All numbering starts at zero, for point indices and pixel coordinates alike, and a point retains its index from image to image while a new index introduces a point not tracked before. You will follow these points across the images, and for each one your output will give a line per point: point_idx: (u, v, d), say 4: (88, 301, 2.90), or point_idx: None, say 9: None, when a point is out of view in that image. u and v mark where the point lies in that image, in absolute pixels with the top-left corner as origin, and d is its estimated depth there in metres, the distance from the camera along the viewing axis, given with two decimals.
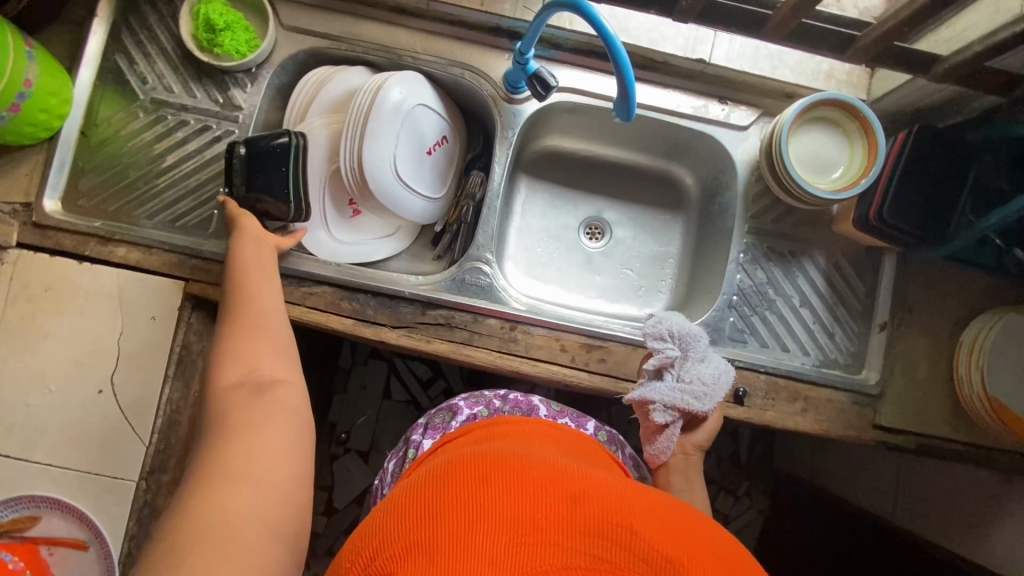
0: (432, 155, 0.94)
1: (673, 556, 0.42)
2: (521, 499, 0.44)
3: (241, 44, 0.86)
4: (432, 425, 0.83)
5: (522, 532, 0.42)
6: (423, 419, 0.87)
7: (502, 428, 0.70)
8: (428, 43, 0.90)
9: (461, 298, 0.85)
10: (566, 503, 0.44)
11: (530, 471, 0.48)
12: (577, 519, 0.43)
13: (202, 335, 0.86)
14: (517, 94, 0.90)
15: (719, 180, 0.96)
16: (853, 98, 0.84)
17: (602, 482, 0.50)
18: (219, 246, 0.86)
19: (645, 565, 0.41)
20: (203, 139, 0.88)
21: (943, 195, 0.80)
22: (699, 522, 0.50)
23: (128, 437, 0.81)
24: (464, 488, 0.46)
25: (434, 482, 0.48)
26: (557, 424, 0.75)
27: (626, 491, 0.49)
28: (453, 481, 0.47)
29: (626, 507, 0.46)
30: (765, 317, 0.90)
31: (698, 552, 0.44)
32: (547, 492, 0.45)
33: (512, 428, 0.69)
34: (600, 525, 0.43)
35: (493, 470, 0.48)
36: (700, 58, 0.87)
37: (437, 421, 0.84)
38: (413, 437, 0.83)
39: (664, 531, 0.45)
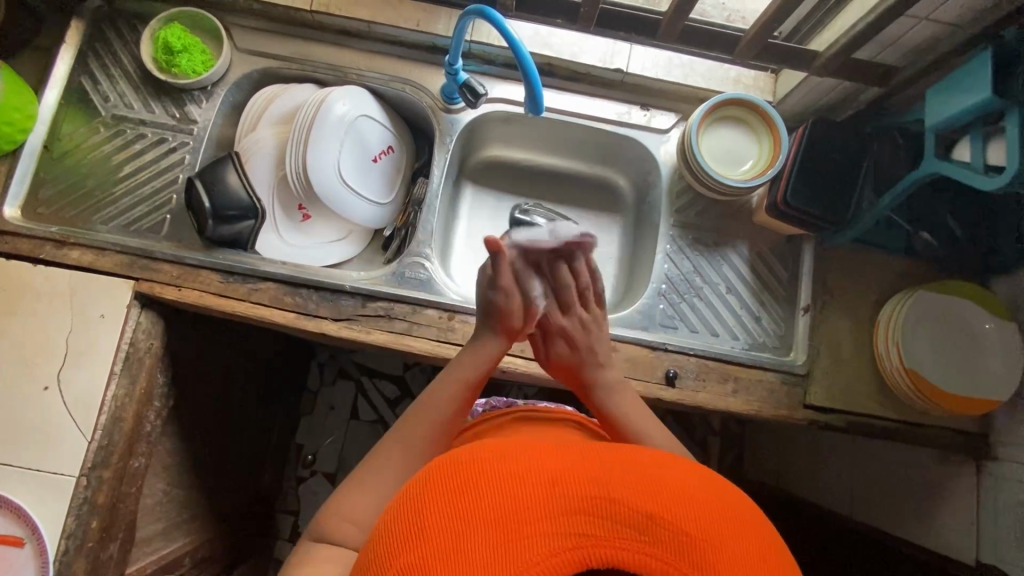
0: (378, 162, 1.00)
1: (656, 512, 0.40)
2: (497, 495, 0.40)
3: (197, 64, 0.94)
4: None
5: (507, 534, 0.38)
6: None
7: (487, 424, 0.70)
8: (371, 61, 0.98)
9: (401, 290, 0.90)
10: (542, 484, 0.41)
11: (503, 457, 0.43)
12: (555, 500, 0.40)
13: (152, 333, 0.90)
14: (453, 104, 0.97)
15: (647, 181, 1.03)
16: (758, 99, 0.93)
17: (576, 445, 0.46)
18: (170, 247, 0.90)
19: (628, 529, 0.39)
20: (159, 150, 0.94)
21: (843, 180, 0.87)
22: (677, 460, 0.47)
23: (70, 433, 0.83)
24: (436, 495, 0.41)
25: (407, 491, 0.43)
26: (545, 409, 0.76)
27: (600, 449, 0.46)
28: (422, 488, 0.43)
29: (602, 470, 0.43)
30: (694, 304, 0.95)
31: (679, 495, 0.42)
32: (521, 477, 0.41)
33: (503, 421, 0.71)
34: (580, 501, 0.40)
35: (463, 465, 0.43)
36: (618, 68, 0.95)
37: None
38: None
39: (643, 484, 0.42)
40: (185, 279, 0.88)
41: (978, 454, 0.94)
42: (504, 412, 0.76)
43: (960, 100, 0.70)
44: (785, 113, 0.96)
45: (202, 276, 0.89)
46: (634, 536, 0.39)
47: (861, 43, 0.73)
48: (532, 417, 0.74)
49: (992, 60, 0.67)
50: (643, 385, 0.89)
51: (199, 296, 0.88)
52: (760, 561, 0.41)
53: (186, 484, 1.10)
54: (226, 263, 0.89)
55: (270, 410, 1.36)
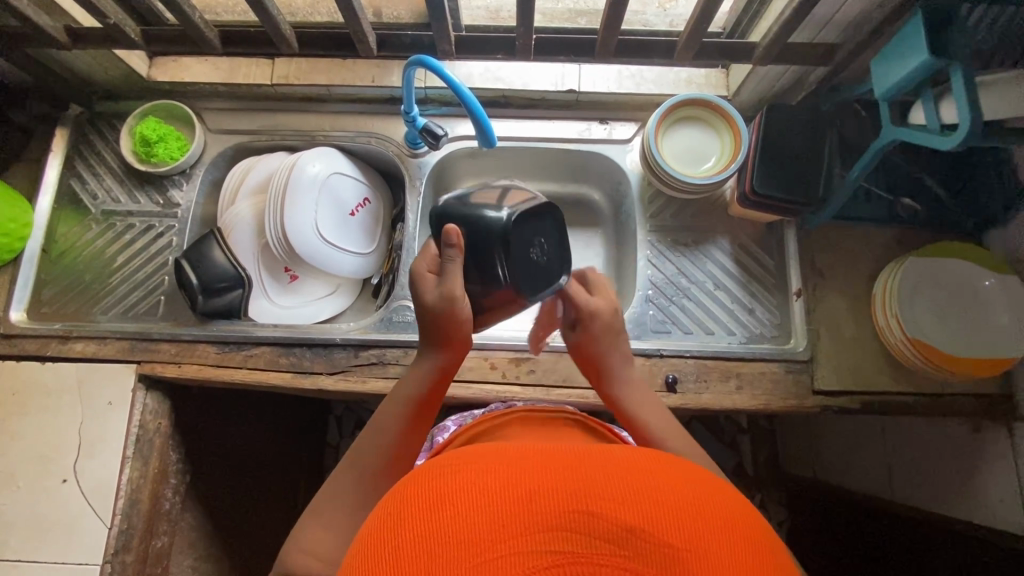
0: (356, 216, 1.03)
1: (639, 525, 0.37)
2: (473, 511, 0.38)
3: (174, 151, 0.99)
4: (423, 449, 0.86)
5: (479, 553, 0.36)
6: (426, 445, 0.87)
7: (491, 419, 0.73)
8: (336, 121, 1.03)
9: (390, 335, 0.91)
10: (520, 499, 0.39)
11: (482, 471, 0.41)
12: (534, 516, 0.38)
13: (159, 413, 0.92)
14: (418, 149, 1.01)
15: (619, 190, 1.04)
16: (714, 96, 0.93)
17: (563, 454, 0.44)
18: (167, 327, 0.94)
19: (609, 545, 0.37)
20: (148, 236, 0.99)
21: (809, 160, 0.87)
22: (673, 466, 0.44)
23: (90, 521, 0.85)
24: (411, 513, 0.39)
25: (386, 508, 0.42)
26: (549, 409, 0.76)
27: (588, 456, 0.43)
28: (402, 501, 0.41)
29: (583, 478, 0.40)
30: (683, 305, 0.95)
31: (666, 505, 0.39)
32: (498, 492, 0.39)
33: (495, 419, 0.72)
34: (557, 515, 0.38)
35: (440, 479, 0.41)
36: (570, 89, 0.98)
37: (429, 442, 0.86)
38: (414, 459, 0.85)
39: (626, 493, 0.39)
40: (183, 355, 0.91)
41: (1006, 417, 0.90)
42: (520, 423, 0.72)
43: (904, 66, 0.70)
44: (741, 104, 0.97)
45: (199, 350, 0.92)
46: (614, 552, 0.36)
47: (792, 28, 0.75)
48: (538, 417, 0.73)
49: (926, 22, 0.66)
50: None
51: (199, 369, 0.90)
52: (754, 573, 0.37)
53: (214, 557, 1.10)
54: (220, 334, 0.92)
55: (292, 471, 1.37)
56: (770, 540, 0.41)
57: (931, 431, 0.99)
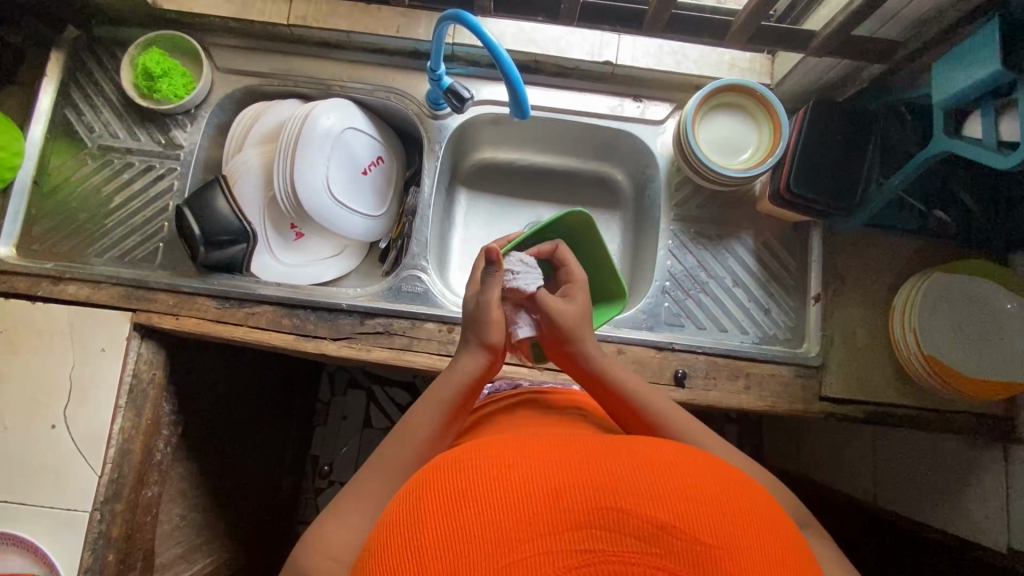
0: (368, 174, 0.98)
1: (668, 522, 0.36)
2: (496, 511, 0.38)
3: (179, 88, 0.93)
4: None
5: (506, 551, 0.36)
6: None
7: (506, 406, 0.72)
8: (354, 72, 0.96)
9: (399, 305, 0.88)
10: (545, 496, 0.38)
11: (506, 468, 0.41)
12: (560, 514, 0.37)
13: (154, 363, 0.90)
14: (439, 110, 0.95)
15: (646, 173, 1.01)
16: (756, 84, 0.89)
17: (585, 449, 0.43)
18: (164, 276, 0.90)
19: (639, 542, 0.36)
20: (148, 177, 0.94)
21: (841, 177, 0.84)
22: (699, 462, 0.43)
23: (80, 468, 0.83)
24: (435, 511, 0.39)
25: (405, 502, 0.42)
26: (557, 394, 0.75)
27: (611, 451, 0.43)
28: (422, 495, 0.41)
29: (609, 474, 0.40)
30: (700, 300, 0.93)
31: (694, 499, 0.38)
32: (523, 488, 0.39)
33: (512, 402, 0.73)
34: (585, 512, 0.37)
35: (461, 475, 0.41)
36: (607, 61, 0.92)
37: None
38: None
39: (653, 488, 0.39)
40: (182, 307, 0.88)
41: (1004, 438, 0.90)
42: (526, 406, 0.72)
43: (972, 73, 0.66)
44: (783, 95, 0.93)
45: (199, 303, 0.88)
46: (646, 550, 0.35)
47: (859, 20, 0.70)
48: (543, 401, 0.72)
49: (1001, 29, 0.63)
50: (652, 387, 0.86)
51: (197, 323, 0.87)
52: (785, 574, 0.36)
53: (202, 507, 1.10)
54: (221, 288, 0.88)
55: (281, 425, 1.36)
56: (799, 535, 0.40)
57: (926, 444, 0.99)
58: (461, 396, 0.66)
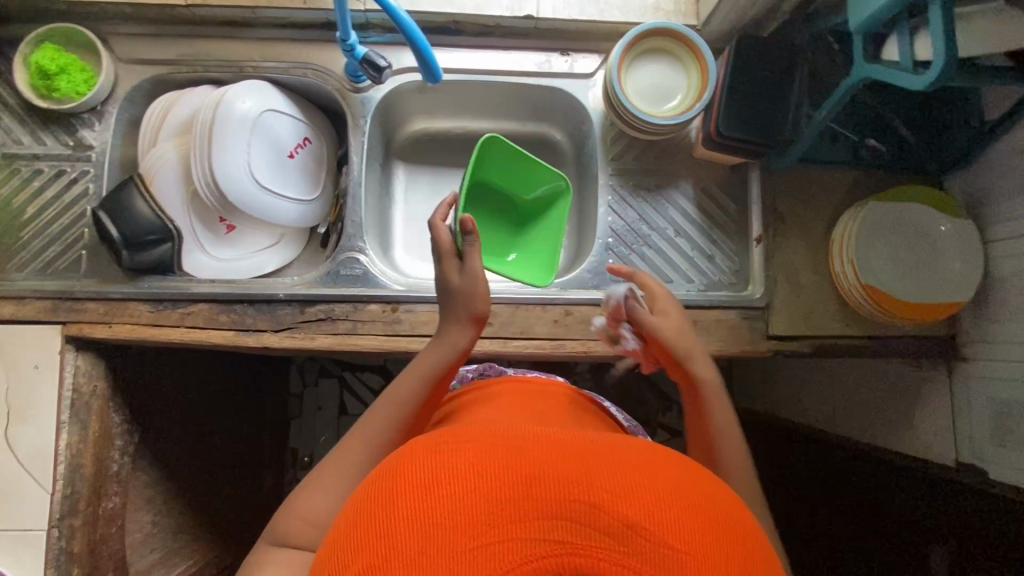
0: (296, 158, 0.94)
1: (640, 521, 0.36)
2: (468, 493, 0.38)
3: (79, 84, 0.87)
4: None
5: (472, 535, 0.35)
6: None
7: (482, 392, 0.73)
8: (266, 50, 0.92)
9: (336, 289, 0.86)
10: (520, 484, 0.38)
11: (481, 454, 0.41)
12: (533, 502, 0.37)
13: (95, 375, 0.87)
14: (360, 83, 0.91)
15: (582, 130, 0.99)
16: (681, 25, 0.86)
17: (565, 443, 0.43)
18: (91, 285, 0.86)
19: (608, 539, 0.35)
20: (60, 183, 0.89)
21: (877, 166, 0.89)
22: (672, 465, 0.44)
23: (31, 487, 0.82)
24: (406, 492, 0.39)
25: (379, 483, 0.42)
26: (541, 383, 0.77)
27: (590, 447, 0.43)
28: (392, 479, 0.41)
29: (584, 469, 0.39)
30: (643, 253, 0.92)
31: (666, 502, 0.39)
32: (497, 474, 0.39)
33: (484, 394, 0.73)
34: (554, 503, 0.37)
35: (436, 459, 0.41)
36: (527, 15, 0.89)
37: None
38: None
39: (626, 487, 0.39)
40: (114, 314, 0.85)
41: (947, 358, 0.91)
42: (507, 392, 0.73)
43: None
44: (711, 35, 0.91)
45: (131, 308, 0.85)
46: (615, 547, 0.35)
47: None
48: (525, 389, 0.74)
49: None
50: (601, 344, 0.86)
51: (131, 329, 0.84)
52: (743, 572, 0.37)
53: (177, 511, 1.09)
54: (152, 291, 0.85)
55: (251, 421, 1.34)
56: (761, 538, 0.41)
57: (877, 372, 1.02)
58: (445, 368, 0.68)
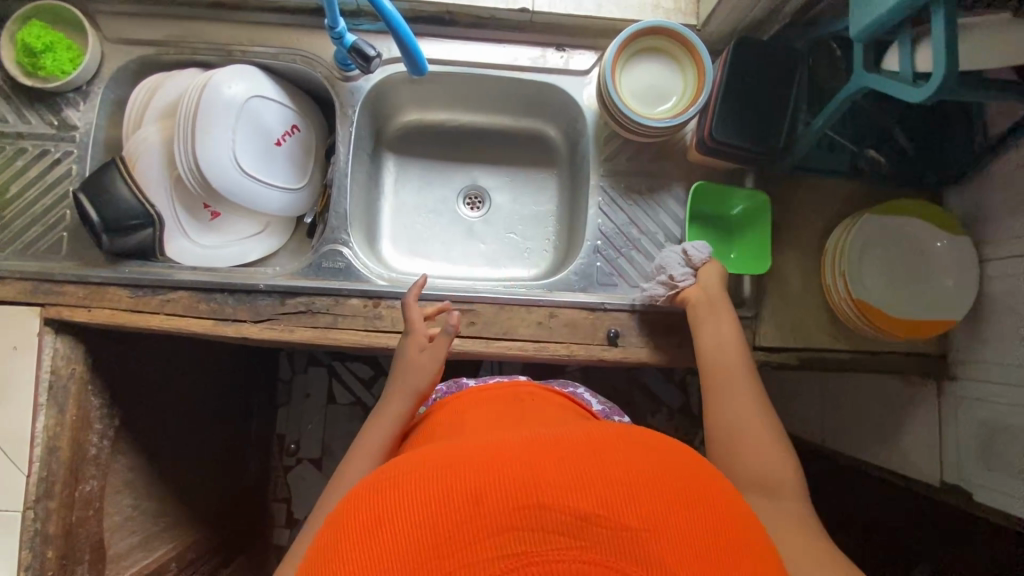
0: (283, 145, 0.93)
1: (592, 512, 0.37)
2: (415, 526, 0.37)
3: (65, 63, 0.86)
4: None
5: (424, 569, 0.35)
6: None
7: (453, 405, 0.72)
8: (255, 35, 0.90)
9: (318, 282, 0.85)
10: (465, 503, 0.38)
11: (426, 480, 0.40)
12: (482, 519, 0.37)
13: (74, 358, 0.87)
14: (349, 72, 0.89)
15: (576, 128, 0.97)
16: (680, 24, 0.84)
17: (508, 447, 0.42)
18: (72, 268, 0.86)
19: (564, 538, 0.35)
20: (43, 162, 0.88)
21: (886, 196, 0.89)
22: (622, 444, 0.43)
23: (7, 470, 0.83)
24: (355, 537, 0.38)
25: (330, 533, 0.41)
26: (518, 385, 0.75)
27: (533, 446, 0.42)
28: (341, 524, 0.40)
29: (532, 469, 0.39)
30: (632, 257, 0.90)
31: (618, 484, 0.39)
32: (443, 499, 0.38)
33: (464, 401, 0.72)
34: (504, 516, 0.37)
35: (382, 496, 0.40)
36: (523, 8, 0.87)
37: None
38: None
39: (575, 479, 0.39)
40: (93, 298, 0.84)
41: (937, 375, 0.88)
42: (477, 395, 0.72)
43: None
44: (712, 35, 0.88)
45: (110, 293, 0.84)
46: (570, 545, 0.35)
47: None
48: (494, 393, 0.73)
49: None
50: (585, 348, 0.85)
51: (110, 314, 0.83)
52: (703, 533, 0.38)
53: (157, 495, 1.09)
54: (132, 276, 0.84)
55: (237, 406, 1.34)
56: (716, 491, 0.42)
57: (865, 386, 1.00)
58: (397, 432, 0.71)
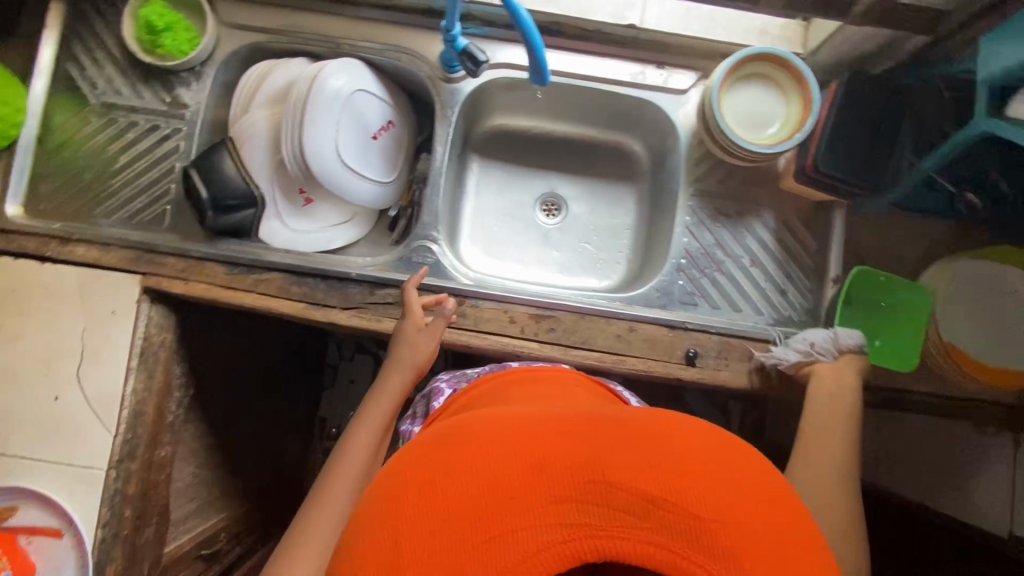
0: (378, 139, 0.95)
1: (658, 495, 0.36)
2: (476, 482, 0.37)
3: (183, 43, 0.90)
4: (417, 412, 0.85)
5: (484, 524, 0.35)
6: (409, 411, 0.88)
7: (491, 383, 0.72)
8: (365, 30, 0.92)
9: (409, 276, 0.87)
10: (529, 467, 0.37)
11: (486, 440, 0.40)
12: (546, 485, 0.37)
13: (164, 327, 0.89)
14: (453, 73, 0.91)
15: (665, 145, 0.97)
16: (789, 52, 0.84)
17: (570, 422, 0.42)
18: (172, 240, 0.89)
19: (628, 517, 0.36)
20: (153, 137, 0.92)
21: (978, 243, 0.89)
22: (687, 431, 0.43)
23: (95, 429, 0.85)
24: (413, 487, 0.39)
25: (384, 480, 0.41)
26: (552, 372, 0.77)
27: (597, 423, 0.42)
28: (397, 474, 0.41)
29: (596, 445, 0.39)
30: (715, 279, 0.90)
31: (684, 469, 0.38)
32: (505, 460, 0.38)
33: (510, 378, 0.73)
34: (568, 485, 0.37)
35: (442, 450, 0.41)
36: (630, 25, 0.89)
37: (421, 407, 0.85)
38: (402, 426, 0.84)
39: (643, 461, 0.38)
40: (191, 272, 0.87)
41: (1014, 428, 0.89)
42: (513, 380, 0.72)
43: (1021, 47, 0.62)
44: (815, 67, 0.89)
45: (207, 268, 0.87)
46: (636, 524, 0.35)
47: None
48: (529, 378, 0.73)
49: None
50: (662, 365, 0.85)
51: (206, 289, 0.86)
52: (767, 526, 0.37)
53: (215, 466, 1.11)
54: (231, 254, 0.87)
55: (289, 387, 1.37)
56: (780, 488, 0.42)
57: None
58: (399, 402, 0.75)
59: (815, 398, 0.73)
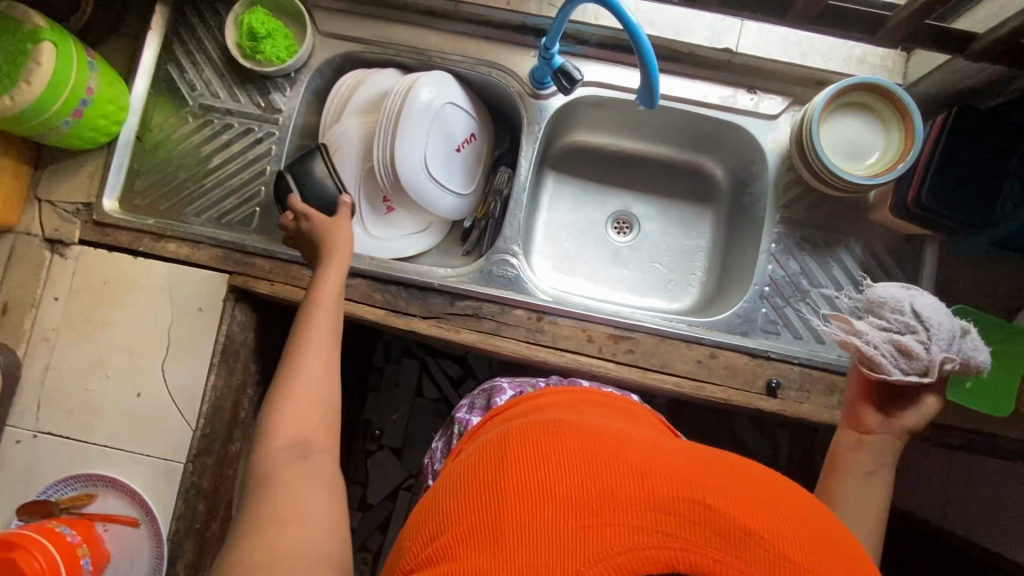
0: (461, 151, 0.96)
1: (756, 529, 0.37)
2: (580, 477, 0.40)
3: (281, 50, 0.91)
4: (476, 405, 0.83)
5: (583, 513, 0.37)
6: (466, 401, 0.87)
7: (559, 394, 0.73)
8: (457, 43, 0.93)
9: (491, 289, 0.88)
10: (632, 479, 0.40)
11: (591, 444, 0.43)
12: (647, 494, 0.38)
13: (246, 325, 0.91)
14: (543, 89, 0.92)
15: (749, 170, 0.96)
16: (891, 83, 0.83)
17: (672, 452, 0.44)
18: (260, 241, 0.91)
19: (725, 543, 0.36)
20: (247, 140, 0.94)
21: None
22: (785, 490, 0.43)
23: (175, 421, 0.86)
24: (518, 465, 0.42)
25: (487, 455, 0.45)
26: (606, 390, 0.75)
27: (698, 461, 0.44)
28: (500, 453, 0.44)
29: (697, 475, 0.41)
30: (799, 308, 0.89)
31: (783, 517, 0.39)
32: (610, 467, 0.40)
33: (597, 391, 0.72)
34: (668, 500, 0.38)
35: (548, 440, 0.44)
36: (726, 48, 0.88)
37: (480, 401, 0.83)
38: (458, 415, 0.83)
39: (744, 500, 0.39)
40: (277, 274, 0.89)
41: None
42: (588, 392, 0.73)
43: None
44: (913, 98, 0.88)
45: (293, 271, 0.89)
46: (730, 551, 0.36)
47: None
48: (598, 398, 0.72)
49: None
50: (743, 394, 0.83)
51: (292, 291, 0.87)
52: None
53: None
54: None
55: None
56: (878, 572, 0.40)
57: None
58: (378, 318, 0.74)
59: (847, 466, 0.66)
